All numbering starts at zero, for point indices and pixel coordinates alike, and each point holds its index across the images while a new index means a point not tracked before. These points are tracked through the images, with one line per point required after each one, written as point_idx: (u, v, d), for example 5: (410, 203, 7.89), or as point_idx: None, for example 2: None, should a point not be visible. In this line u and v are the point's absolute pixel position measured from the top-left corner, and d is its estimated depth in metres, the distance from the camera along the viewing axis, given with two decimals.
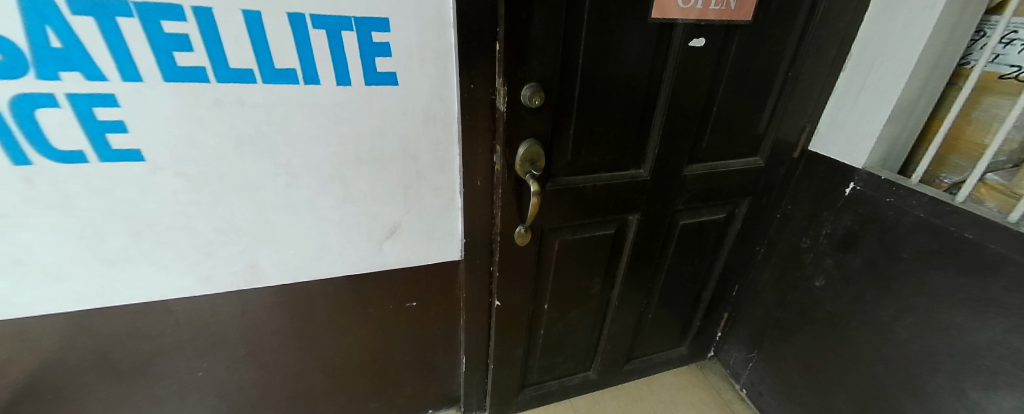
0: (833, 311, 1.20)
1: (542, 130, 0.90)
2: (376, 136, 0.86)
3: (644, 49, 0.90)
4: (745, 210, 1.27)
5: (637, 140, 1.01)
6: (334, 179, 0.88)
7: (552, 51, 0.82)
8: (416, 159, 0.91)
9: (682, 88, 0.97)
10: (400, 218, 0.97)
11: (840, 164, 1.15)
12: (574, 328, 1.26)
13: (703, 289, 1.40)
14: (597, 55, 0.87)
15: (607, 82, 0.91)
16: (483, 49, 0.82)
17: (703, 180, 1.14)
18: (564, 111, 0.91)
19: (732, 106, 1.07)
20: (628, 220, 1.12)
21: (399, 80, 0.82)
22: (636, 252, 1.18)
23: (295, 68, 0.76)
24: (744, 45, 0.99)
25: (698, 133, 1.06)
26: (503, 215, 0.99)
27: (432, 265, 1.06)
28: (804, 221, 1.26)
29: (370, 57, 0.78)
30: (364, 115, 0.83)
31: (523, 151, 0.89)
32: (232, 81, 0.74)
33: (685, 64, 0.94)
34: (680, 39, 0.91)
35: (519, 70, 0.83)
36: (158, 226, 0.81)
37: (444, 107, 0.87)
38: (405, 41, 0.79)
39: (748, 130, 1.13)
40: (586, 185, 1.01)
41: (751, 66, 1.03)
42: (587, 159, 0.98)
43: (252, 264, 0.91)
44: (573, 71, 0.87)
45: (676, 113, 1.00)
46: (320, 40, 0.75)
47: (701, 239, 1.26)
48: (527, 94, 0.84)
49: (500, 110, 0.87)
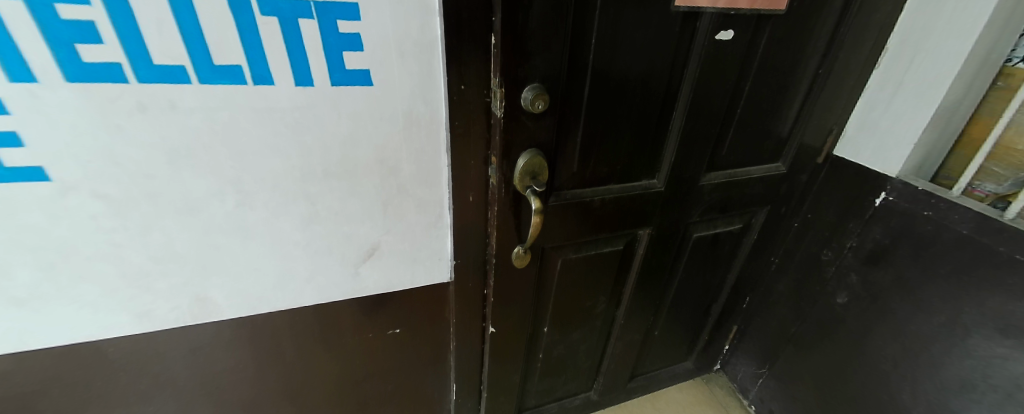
0: (856, 330, 1.11)
1: (546, 138, 0.76)
2: (348, 147, 0.72)
3: (664, 42, 0.76)
4: (763, 219, 1.15)
5: (652, 147, 0.88)
6: (299, 197, 0.74)
7: (558, 45, 0.68)
8: (397, 171, 0.77)
9: (705, 88, 0.84)
10: (380, 238, 0.84)
11: (870, 171, 1.05)
12: (575, 349, 1.15)
13: (713, 302, 1.29)
14: (610, 49, 0.73)
15: (621, 82, 0.77)
16: (475, 42, 0.68)
17: (721, 189, 1.02)
18: (571, 115, 0.77)
19: (757, 106, 0.94)
20: (638, 235, 1.00)
21: (374, 79, 0.68)
22: (645, 268, 1.07)
23: (241, 65, 0.61)
24: (775, 38, 0.86)
25: (719, 137, 0.94)
26: (499, 235, 0.86)
27: (417, 288, 0.93)
28: (827, 231, 1.16)
29: (337, 53, 0.64)
30: (332, 122, 0.69)
31: (522, 163, 0.76)
32: (159, 81, 0.58)
33: (710, 60, 0.81)
34: (706, 31, 0.77)
35: (519, 69, 0.68)
36: (78, 257, 0.67)
37: (430, 111, 0.73)
38: (380, 31, 0.64)
39: (771, 133, 1.01)
40: (594, 198, 0.88)
41: (780, 63, 0.91)
42: (596, 169, 0.85)
43: (201, 297, 0.77)
44: (583, 69, 0.73)
45: (697, 116, 0.87)
46: (272, 30, 0.60)
47: (714, 251, 1.15)
48: (528, 97, 0.70)
49: (496, 116, 0.72)
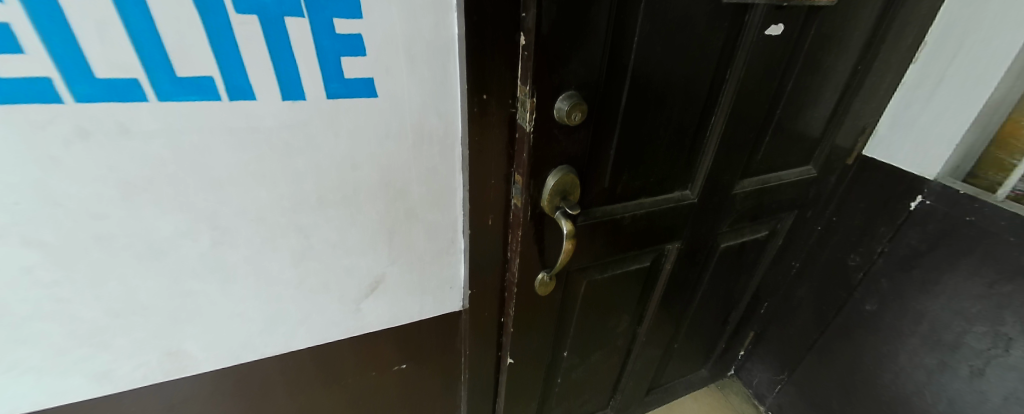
0: (887, 339, 1.06)
1: (578, 153, 0.66)
2: (347, 170, 0.60)
3: (711, 40, 0.66)
4: (788, 225, 1.09)
5: (688, 156, 0.79)
6: (289, 231, 0.62)
7: (598, 46, 0.58)
8: (405, 194, 0.66)
9: (748, 89, 0.75)
10: (385, 270, 0.73)
11: (905, 173, 0.99)
12: (595, 370, 1.07)
13: (733, 311, 1.23)
14: (656, 49, 0.62)
15: (663, 87, 0.67)
16: (500, 43, 0.57)
17: (753, 197, 0.94)
18: (606, 126, 0.67)
19: (797, 107, 0.86)
20: (666, 249, 0.91)
21: (379, 89, 0.56)
22: (671, 283, 0.99)
23: (213, 76, 0.48)
24: (822, 32, 0.78)
25: (756, 142, 0.85)
26: (521, 263, 0.75)
27: (426, 320, 0.83)
28: (854, 235, 1.10)
29: (334, 59, 0.52)
30: (328, 141, 0.57)
31: (552, 183, 0.65)
32: (106, 99, 0.46)
33: (756, 59, 0.72)
34: (756, 26, 0.68)
35: (553, 75, 0.57)
36: (9, 318, 0.53)
37: (442, 124, 0.62)
38: (386, 32, 0.53)
39: (806, 135, 0.93)
40: (625, 215, 0.79)
41: (824, 59, 0.82)
42: (628, 183, 0.76)
43: (174, 349, 0.65)
44: (621, 73, 0.63)
45: (737, 121, 0.78)
46: (251, 31, 0.47)
47: (740, 260, 1.08)
48: (563, 107, 0.59)
49: (523, 130, 0.62)
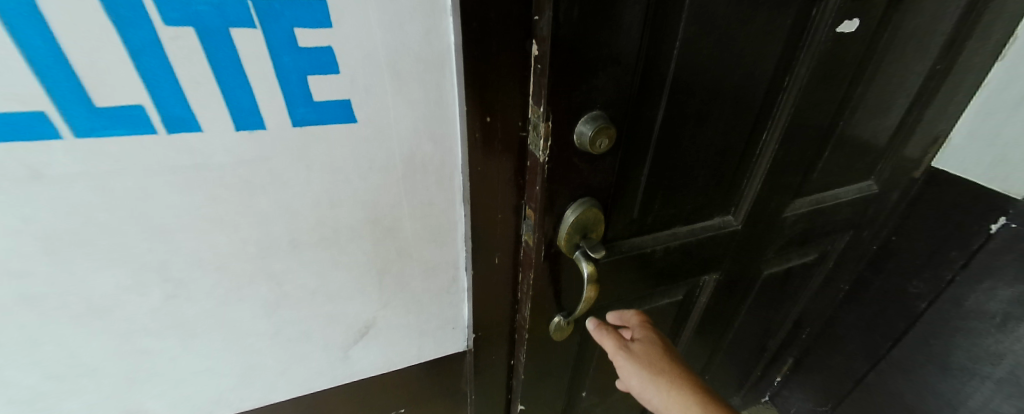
0: (955, 380, 0.93)
1: (602, 183, 0.55)
2: (323, 208, 0.50)
3: (771, 41, 0.54)
4: (840, 247, 0.95)
5: (733, 179, 0.67)
6: (258, 278, 0.52)
7: (631, 56, 0.46)
8: (396, 232, 0.56)
9: (810, 99, 0.62)
10: (375, 315, 0.63)
11: (984, 190, 0.84)
12: (617, 407, 0.96)
13: (772, 339, 1.10)
14: (704, 54, 0.50)
15: (708, 100, 0.55)
16: (506, 54, 0.46)
17: (805, 220, 0.81)
18: (637, 150, 0.55)
19: (864, 117, 0.72)
20: (702, 281, 0.79)
21: (358, 113, 0.46)
22: (706, 316, 0.87)
23: (143, 104, 0.38)
24: (903, 28, 0.64)
25: (814, 159, 0.72)
26: (534, 307, 0.64)
27: (426, 363, 0.73)
28: (917, 259, 0.96)
29: (298, 79, 0.42)
30: (298, 177, 0.47)
31: (571, 218, 0.54)
32: (7, 139, 0.36)
33: (822, 63, 0.59)
34: (828, 23, 0.55)
35: (574, 92, 0.46)
36: None
37: (438, 151, 0.52)
38: (364, 43, 0.42)
39: (870, 148, 0.79)
40: (656, 248, 0.67)
41: (903, 60, 0.68)
42: (661, 213, 0.64)
43: (134, 408, 0.57)
44: (658, 87, 0.51)
45: (793, 136, 0.66)
46: (188, 47, 0.37)
47: (784, 287, 0.95)
48: (585, 132, 0.47)
49: (535, 158, 0.51)
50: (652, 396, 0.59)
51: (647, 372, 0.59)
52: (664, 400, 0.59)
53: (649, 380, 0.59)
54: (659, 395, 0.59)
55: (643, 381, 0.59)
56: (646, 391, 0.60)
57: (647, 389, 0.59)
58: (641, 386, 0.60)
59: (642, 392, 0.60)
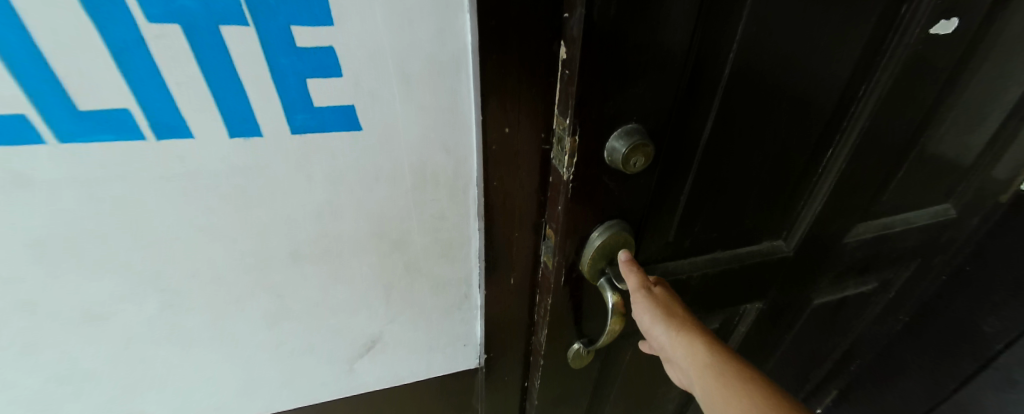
0: None
1: (635, 204, 0.48)
2: (327, 219, 0.47)
3: (847, 44, 0.45)
4: (905, 276, 0.84)
5: (785, 199, 0.59)
6: (258, 291, 0.50)
7: (678, 63, 0.39)
8: (405, 245, 0.52)
9: (888, 111, 0.53)
10: (382, 329, 0.59)
11: None
12: None
13: (816, 370, 1.00)
14: (765, 59, 0.42)
15: (765, 112, 0.47)
16: (529, 57, 0.40)
17: (868, 246, 0.71)
18: (678, 168, 0.48)
19: (950, 133, 0.62)
20: (744, 309, 0.72)
21: (364, 120, 0.41)
22: (745, 345, 0.79)
23: (129, 108, 0.35)
24: (1012, 30, 0.53)
25: (885, 180, 0.63)
26: (551, 332, 0.58)
27: (435, 379, 0.69)
28: (995, 293, 0.85)
29: (297, 82, 0.37)
30: (299, 187, 0.43)
31: (597, 241, 0.48)
32: None
33: (907, 70, 0.50)
34: (922, 22, 0.46)
35: (607, 103, 0.39)
36: None
37: (451, 161, 0.47)
38: (369, 43, 0.37)
39: (953, 169, 0.69)
40: (693, 274, 0.60)
41: (1006, 68, 0.58)
42: (700, 236, 0.57)
43: None
44: (708, 97, 0.44)
45: (863, 154, 0.57)
46: (174, 46, 0.33)
47: (835, 317, 0.85)
48: (618, 149, 0.41)
49: (559, 175, 0.45)
50: (658, 335, 0.45)
51: (659, 309, 0.45)
52: (672, 342, 0.44)
53: (658, 316, 0.45)
54: (667, 336, 0.45)
55: (650, 315, 0.45)
56: (653, 329, 0.46)
57: (654, 327, 0.46)
58: (649, 323, 0.46)
59: (649, 331, 0.47)
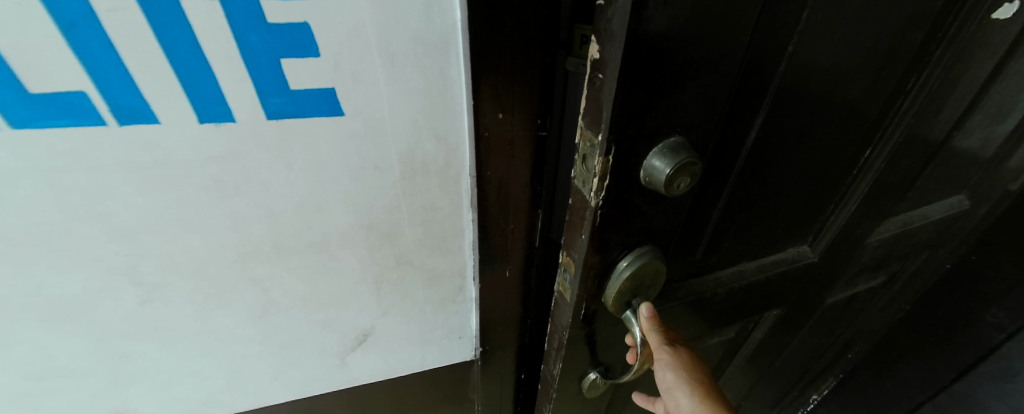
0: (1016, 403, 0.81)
1: (668, 224, 0.46)
2: (310, 211, 0.44)
3: (899, 35, 0.42)
4: (911, 269, 0.82)
5: (815, 202, 0.56)
6: (241, 285, 0.48)
7: (728, 67, 0.36)
8: (396, 236, 0.49)
9: (930, 102, 0.50)
10: (374, 323, 0.57)
11: None
12: None
13: (816, 363, 1.00)
14: (820, 55, 0.39)
15: (811, 114, 0.44)
16: (521, 37, 0.37)
17: (887, 244, 0.69)
18: (714, 183, 0.46)
19: (982, 126, 0.59)
20: (763, 316, 0.71)
21: (347, 105, 0.38)
22: (758, 348, 0.79)
23: (86, 93, 0.32)
24: None
25: (916, 177, 0.60)
26: (568, 362, 0.56)
27: (430, 370, 0.67)
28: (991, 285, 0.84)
29: (270, 63, 0.34)
30: (277, 176, 0.41)
31: (626, 272, 0.45)
32: None
33: (957, 58, 0.47)
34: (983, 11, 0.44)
35: (650, 113, 0.35)
36: None
37: (441, 149, 0.44)
38: (350, 21, 0.34)
39: (971, 164, 0.65)
40: (717, 291, 0.58)
41: None
42: (732, 247, 0.54)
43: (120, 407, 0.54)
44: (755, 102, 0.40)
45: (898, 148, 0.53)
46: (131, 22, 0.30)
47: (844, 312, 0.83)
48: (664, 169, 0.37)
49: (586, 204, 0.40)
50: (680, 397, 0.49)
51: (682, 370, 0.49)
52: (692, 404, 0.49)
53: (683, 380, 0.49)
54: (689, 399, 0.49)
55: (675, 377, 0.49)
56: (675, 389, 0.49)
57: (677, 389, 0.49)
58: (673, 383, 0.49)
59: (669, 388, 0.50)
